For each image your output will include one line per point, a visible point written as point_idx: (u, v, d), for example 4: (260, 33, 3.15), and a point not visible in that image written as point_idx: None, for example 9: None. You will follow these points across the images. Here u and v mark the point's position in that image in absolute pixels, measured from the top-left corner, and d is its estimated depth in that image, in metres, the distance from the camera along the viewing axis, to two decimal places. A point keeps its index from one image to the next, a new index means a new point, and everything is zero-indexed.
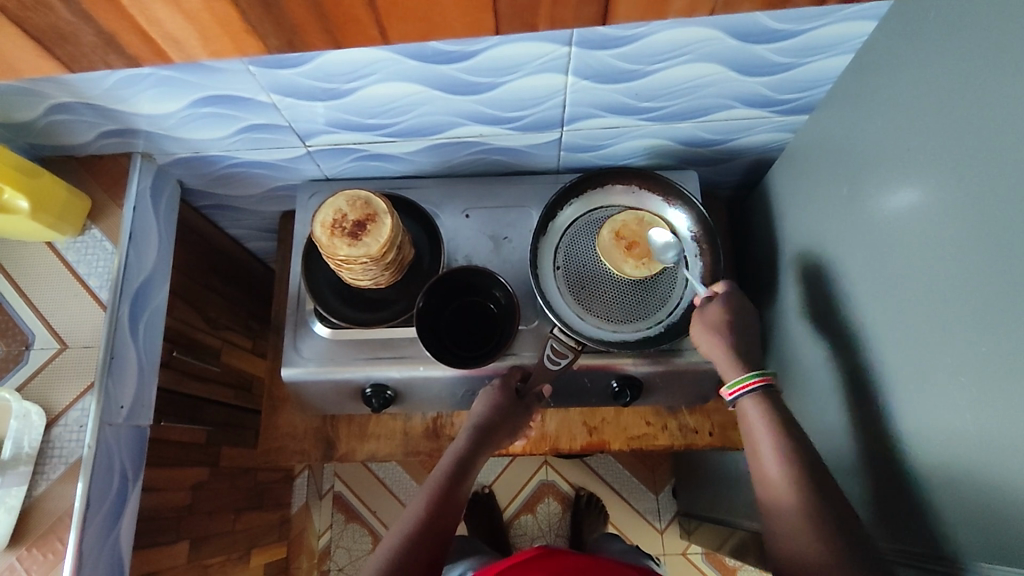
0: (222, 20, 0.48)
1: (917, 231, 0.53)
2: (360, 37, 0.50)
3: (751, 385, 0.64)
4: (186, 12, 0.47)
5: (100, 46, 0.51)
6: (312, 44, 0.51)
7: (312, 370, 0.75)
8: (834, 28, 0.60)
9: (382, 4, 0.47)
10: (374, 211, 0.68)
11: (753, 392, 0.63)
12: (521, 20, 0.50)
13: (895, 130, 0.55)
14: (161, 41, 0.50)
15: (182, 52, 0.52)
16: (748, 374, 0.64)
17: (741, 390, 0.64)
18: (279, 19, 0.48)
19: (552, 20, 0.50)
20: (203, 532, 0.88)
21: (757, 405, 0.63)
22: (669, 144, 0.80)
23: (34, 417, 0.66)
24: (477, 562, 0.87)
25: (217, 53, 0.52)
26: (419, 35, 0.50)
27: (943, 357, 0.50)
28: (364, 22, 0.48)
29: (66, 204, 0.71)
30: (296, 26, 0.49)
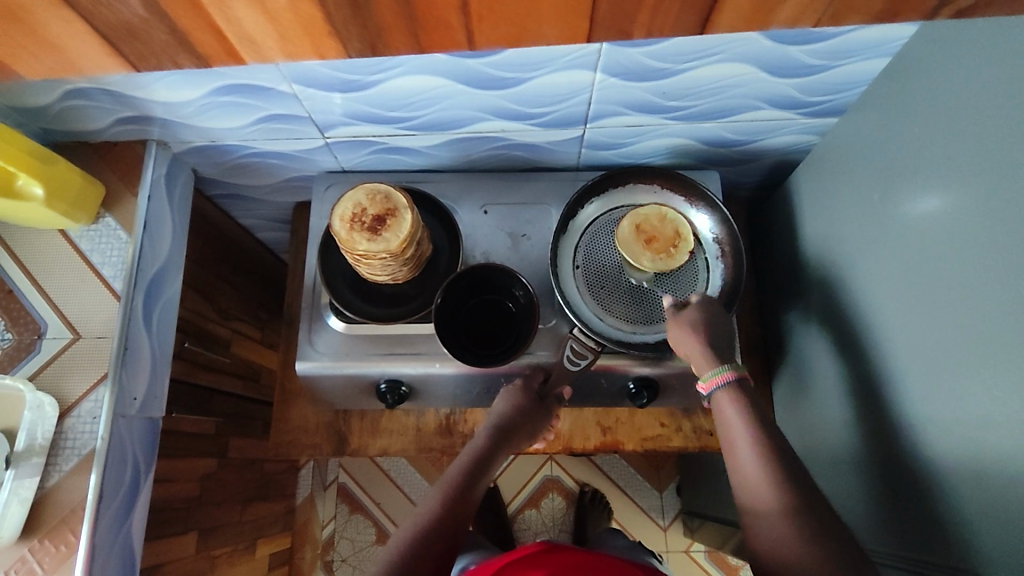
0: (303, 19, 0.45)
1: (944, 242, 0.52)
2: (446, 40, 0.48)
3: (722, 379, 0.64)
4: (268, 12, 0.44)
5: (172, 45, 0.49)
6: (395, 47, 0.49)
7: (326, 364, 0.75)
8: (870, 32, 0.59)
9: (475, 9, 0.44)
10: (394, 206, 0.67)
11: (724, 385, 0.63)
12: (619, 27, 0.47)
13: (928, 138, 0.54)
14: (236, 41, 0.48)
15: (258, 53, 0.49)
16: (719, 369, 0.64)
17: (713, 384, 0.64)
18: (365, 21, 0.45)
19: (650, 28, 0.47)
20: (210, 523, 0.87)
21: (728, 399, 0.63)
22: (692, 143, 0.79)
23: (47, 407, 0.65)
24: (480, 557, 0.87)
25: (292, 54, 0.49)
26: (508, 38, 0.48)
27: (964, 370, 0.49)
28: (453, 28, 0.46)
29: (80, 191, 0.70)
30: (381, 27, 0.46)
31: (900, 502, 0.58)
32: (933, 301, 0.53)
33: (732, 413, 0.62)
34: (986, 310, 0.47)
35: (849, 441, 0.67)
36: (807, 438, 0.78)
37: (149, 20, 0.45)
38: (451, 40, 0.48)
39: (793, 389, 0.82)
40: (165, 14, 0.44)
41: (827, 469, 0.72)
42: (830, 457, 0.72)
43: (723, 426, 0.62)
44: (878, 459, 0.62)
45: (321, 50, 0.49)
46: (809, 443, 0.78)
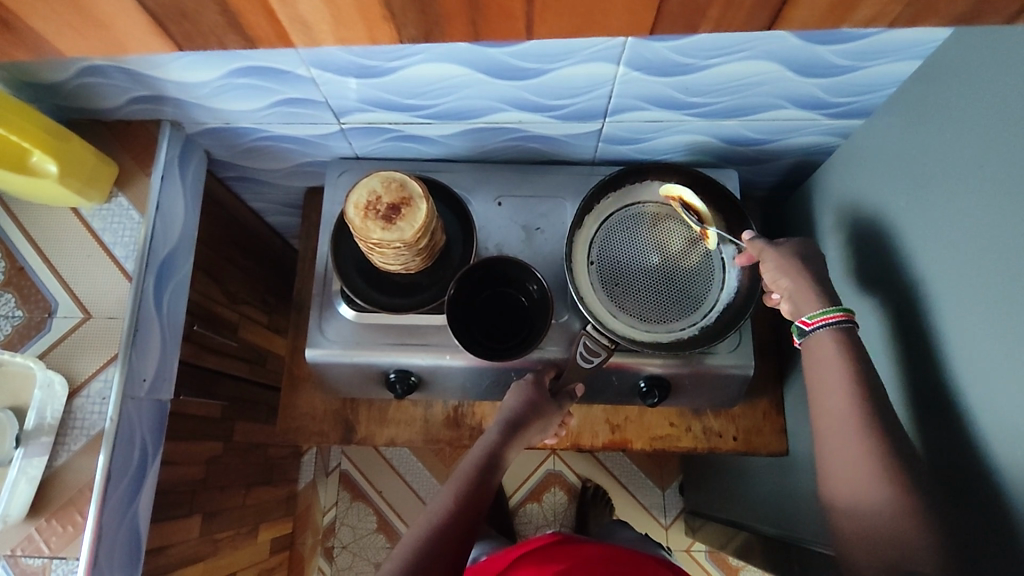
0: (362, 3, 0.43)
1: (973, 249, 0.52)
2: (505, 30, 0.47)
3: (831, 319, 0.61)
4: None
5: (221, 25, 0.46)
6: (451, 36, 0.47)
7: (337, 353, 0.74)
8: (902, 33, 0.58)
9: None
10: (409, 195, 0.66)
11: (832, 325, 0.61)
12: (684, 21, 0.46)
13: (959, 142, 0.53)
14: (286, 23, 0.46)
15: (307, 35, 0.47)
16: (827, 308, 0.62)
17: (821, 321, 0.61)
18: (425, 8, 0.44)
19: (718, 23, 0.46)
20: (214, 507, 0.87)
21: (832, 339, 0.61)
22: (712, 141, 0.78)
23: (57, 386, 0.65)
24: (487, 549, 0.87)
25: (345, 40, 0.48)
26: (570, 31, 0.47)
27: (993, 379, 0.49)
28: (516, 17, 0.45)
29: (94, 170, 0.69)
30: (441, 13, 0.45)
31: None
32: (959, 310, 0.53)
33: (835, 357, 0.60)
34: (1013, 320, 0.47)
35: None
36: None
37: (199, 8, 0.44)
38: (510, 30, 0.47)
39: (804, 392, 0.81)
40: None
41: None
42: None
43: (817, 367, 0.61)
44: None
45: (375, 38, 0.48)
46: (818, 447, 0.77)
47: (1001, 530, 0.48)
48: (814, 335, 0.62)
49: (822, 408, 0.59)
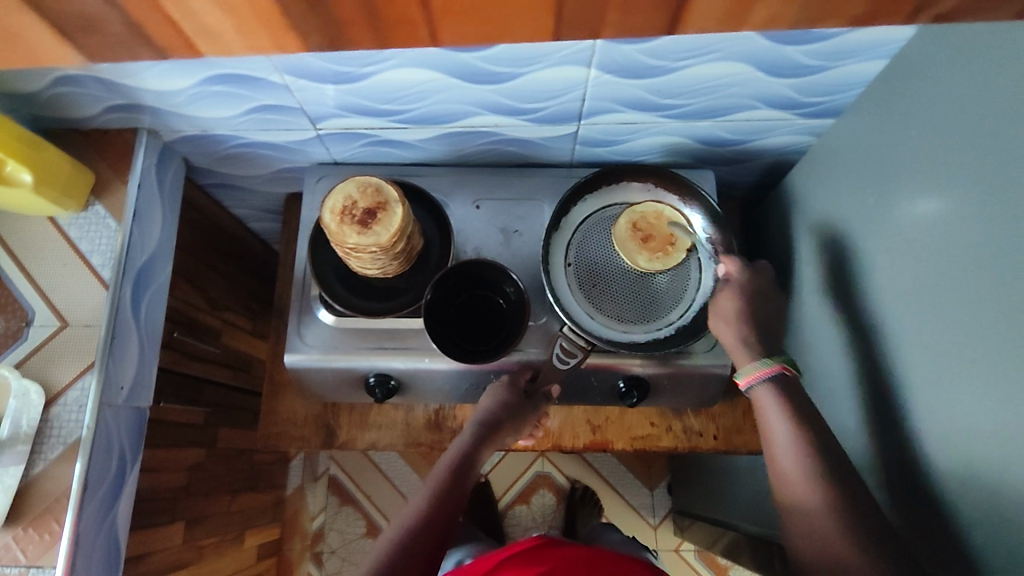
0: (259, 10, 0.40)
1: (937, 246, 0.52)
2: (409, 39, 0.43)
3: (765, 373, 0.63)
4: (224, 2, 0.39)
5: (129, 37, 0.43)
6: (358, 44, 0.44)
7: (315, 358, 0.74)
8: (868, 33, 0.58)
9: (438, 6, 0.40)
10: (385, 199, 0.67)
11: (767, 379, 0.63)
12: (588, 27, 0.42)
13: (925, 141, 0.54)
14: (192, 32, 0.42)
15: (217, 46, 0.44)
16: (760, 362, 0.64)
17: (753, 378, 0.63)
18: (325, 18, 0.41)
19: (620, 30, 0.42)
20: (197, 514, 0.87)
21: (769, 393, 0.62)
22: (687, 142, 0.78)
23: (33, 395, 0.65)
24: (472, 551, 0.87)
25: (255, 47, 0.44)
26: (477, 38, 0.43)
27: (957, 374, 0.49)
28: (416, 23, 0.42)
29: (69, 179, 0.69)
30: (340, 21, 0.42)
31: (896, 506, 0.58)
32: (927, 306, 0.53)
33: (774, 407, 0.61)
34: (976, 317, 0.47)
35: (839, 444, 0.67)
36: None
37: (133, 40, 0.43)
38: (415, 38, 0.43)
39: None
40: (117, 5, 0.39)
41: None
42: None
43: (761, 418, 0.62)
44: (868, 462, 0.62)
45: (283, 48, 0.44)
46: None
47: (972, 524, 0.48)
48: (753, 390, 0.64)
49: (783, 435, 0.59)
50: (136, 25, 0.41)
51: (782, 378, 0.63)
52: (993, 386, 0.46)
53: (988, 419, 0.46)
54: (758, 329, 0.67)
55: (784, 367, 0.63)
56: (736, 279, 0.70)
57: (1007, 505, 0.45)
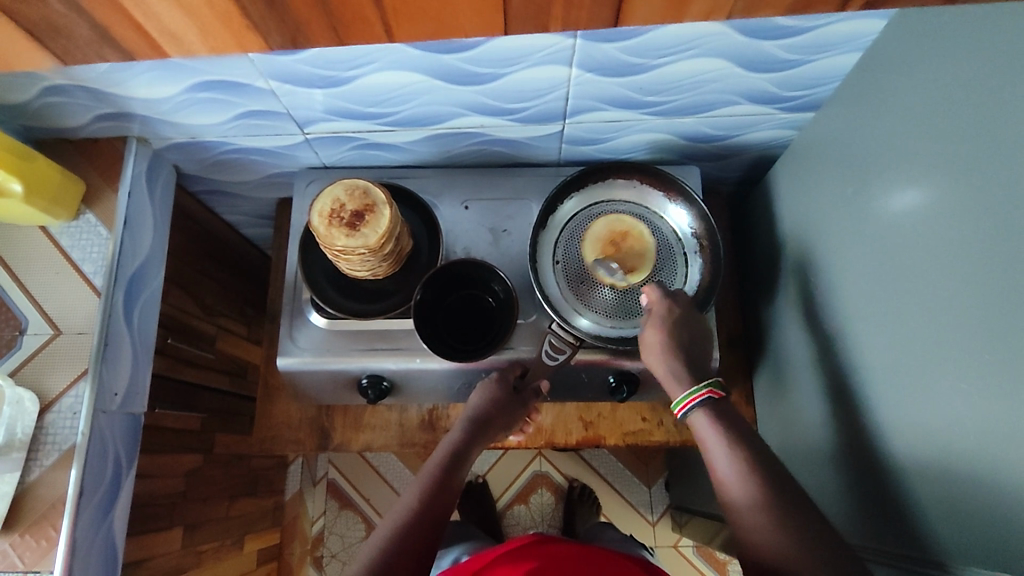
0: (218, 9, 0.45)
1: (915, 236, 0.53)
2: (365, 34, 0.49)
3: (698, 399, 0.64)
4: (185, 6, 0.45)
5: (94, 40, 0.49)
6: (316, 41, 0.49)
7: (307, 360, 0.75)
8: (842, 26, 0.59)
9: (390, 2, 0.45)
10: (373, 201, 0.67)
11: (699, 405, 0.63)
12: (535, 22, 0.48)
13: (900, 132, 0.55)
14: (161, 39, 0.49)
15: (181, 47, 0.50)
16: (692, 389, 0.65)
17: (687, 406, 0.64)
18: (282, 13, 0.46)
19: (566, 22, 0.48)
20: (196, 519, 0.87)
21: (704, 418, 0.63)
22: (671, 138, 0.79)
23: (27, 403, 0.66)
24: (469, 549, 0.86)
25: (216, 47, 0.50)
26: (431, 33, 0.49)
27: (936, 361, 0.50)
28: (372, 21, 0.47)
29: (59, 189, 0.70)
30: (299, 21, 0.47)
31: (880, 493, 0.58)
32: (905, 293, 0.54)
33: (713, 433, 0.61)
34: (952, 303, 0.48)
35: (827, 434, 0.68)
36: (787, 432, 0.79)
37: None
38: (372, 34, 0.49)
39: (772, 383, 0.82)
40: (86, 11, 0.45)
41: (807, 462, 0.73)
42: (809, 449, 0.73)
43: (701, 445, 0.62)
44: (854, 451, 0.63)
45: (244, 44, 0.50)
46: (789, 435, 0.78)
47: (952, 508, 0.49)
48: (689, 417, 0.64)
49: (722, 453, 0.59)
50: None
51: (711, 402, 0.63)
52: (970, 370, 0.46)
53: (965, 403, 0.47)
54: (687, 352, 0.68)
55: (711, 392, 0.64)
56: (658, 309, 0.70)
57: (986, 487, 0.45)
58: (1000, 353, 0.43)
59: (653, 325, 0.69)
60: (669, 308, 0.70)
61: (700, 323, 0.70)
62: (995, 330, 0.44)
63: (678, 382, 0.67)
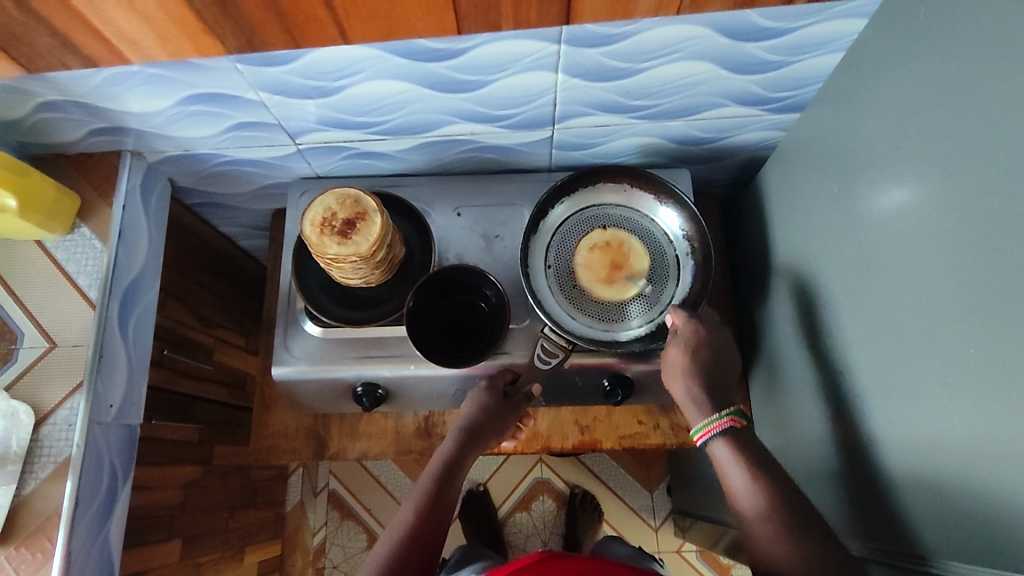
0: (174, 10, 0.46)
1: (900, 232, 0.53)
2: (320, 36, 0.51)
3: (717, 428, 0.63)
4: (140, 12, 0.47)
5: (57, 45, 0.51)
6: (272, 43, 0.51)
7: (302, 369, 0.75)
8: (823, 26, 0.60)
9: (340, 5, 0.47)
10: (363, 210, 0.68)
11: (718, 435, 0.62)
12: (485, 18, 0.50)
13: (885, 129, 0.55)
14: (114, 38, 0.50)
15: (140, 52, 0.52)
16: (710, 418, 0.64)
17: (706, 435, 0.63)
18: (236, 19, 0.48)
19: (516, 20, 0.51)
20: (196, 531, 0.87)
21: (723, 449, 0.62)
22: (661, 142, 0.80)
23: (22, 415, 0.66)
24: (481, 566, 0.82)
25: (174, 44, 0.50)
26: (382, 33, 0.51)
27: (924, 355, 0.50)
28: (325, 23, 0.49)
29: (54, 203, 0.70)
30: (253, 24, 0.49)
31: (871, 493, 0.58)
32: (893, 291, 0.54)
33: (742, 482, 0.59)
34: (937, 299, 0.48)
35: (821, 434, 0.68)
36: (782, 432, 0.78)
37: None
38: (328, 36, 0.51)
39: (767, 384, 0.82)
40: (43, 17, 0.47)
41: (804, 463, 0.73)
42: (804, 450, 0.72)
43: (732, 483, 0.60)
44: (847, 451, 0.62)
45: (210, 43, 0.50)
46: (784, 437, 0.78)
47: (942, 506, 0.48)
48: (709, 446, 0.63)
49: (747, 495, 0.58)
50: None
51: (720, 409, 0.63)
52: (956, 366, 0.46)
53: (952, 400, 0.47)
54: (701, 354, 0.68)
55: (732, 421, 0.63)
56: (685, 333, 0.69)
57: (974, 484, 0.45)
58: (986, 347, 0.43)
59: (678, 345, 0.69)
60: (695, 330, 0.69)
61: (695, 325, 0.69)
62: (982, 326, 0.44)
63: (697, 411, 0.65)
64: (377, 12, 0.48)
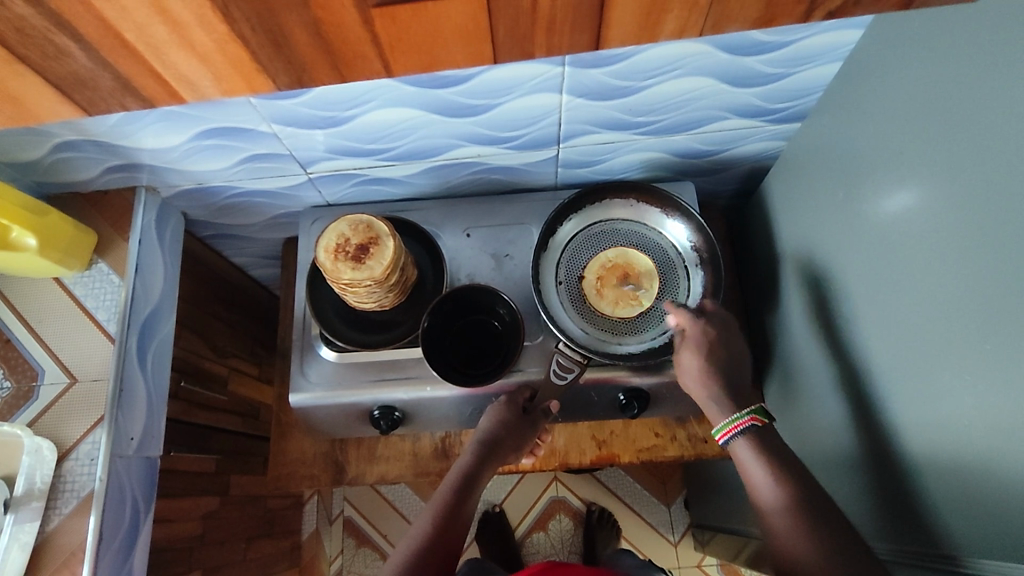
0: (233, 60, 0.44)
1: (907, 234, 0.54)
2: (365, 71, 0.46)
3: (739, 427, 0.64)
4: (200, 56, 0.43)
5: (118, 89, 0.47)
6: (320, 81, 0.46)
7: (319, 395, 0.75)
8: (821, 38, 0.61)
9: (387, 40, 0.43)
10: (376, 234, 0.69)
11: (740, 434, 0.64)
12: (520, 49, 0.45)
13: (886, 136, 0.56)
14: (174, 82, 0.46)
15: (194, 92, 0.47)
16: (735, 416, 0.65)
17: (728, 433, 0.64)
18: (289, 57, 0.44)
19: (549, 48, 0.45)
20: (216, 562, 0.87)
21: (747, 447, 0.63)
22: (664, 156, 0.81)
23: (45, 452, 0.66)
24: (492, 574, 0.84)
25: (229, 92, 0.47)
26: (425, 66, 0.46)
27: (937, 353, 0.51)
28: (370, 57, 0.44)
29: (72, 240, 0.72)
30: (304, 62, 0.44)
31: (892, 494, 0.58)
32: (903, 293, 0.55)
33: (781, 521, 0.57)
34: (947, 298, 0.49)
35: (838, 438, 0.68)
36: (799, 438, 0.79)
37: (120, 92, 0.47)
38: (370, 70, 0.46)
39: (782, 390, 0.83)
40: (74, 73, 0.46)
41: (824, 468, 0.73)
42: (823, 455, 0.72)
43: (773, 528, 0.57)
44: (866, 453, 0.63)
45: (255, 89, 0.47)
46: (802, 444, 0.78)
47: (968, 505, 0.49)
48: (732, 443, 0.64)
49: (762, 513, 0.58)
50: (120, 79, 0.45)
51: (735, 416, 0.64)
52: (971, 364, 0.47)
53: (970, 397, 0.47)
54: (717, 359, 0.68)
55: (754, 420, 0.64)
56: (692, 333, 0.69)
57: (999, 481, 0.45)
58: (1000, 343, 0.44)
59: (689, 350, 0.69)
60: (701, 330, 0.69)
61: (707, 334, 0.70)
62: (994, 322, 0.44)
63: (719, 409, 0.67)
64: (422, 43, 0.44)
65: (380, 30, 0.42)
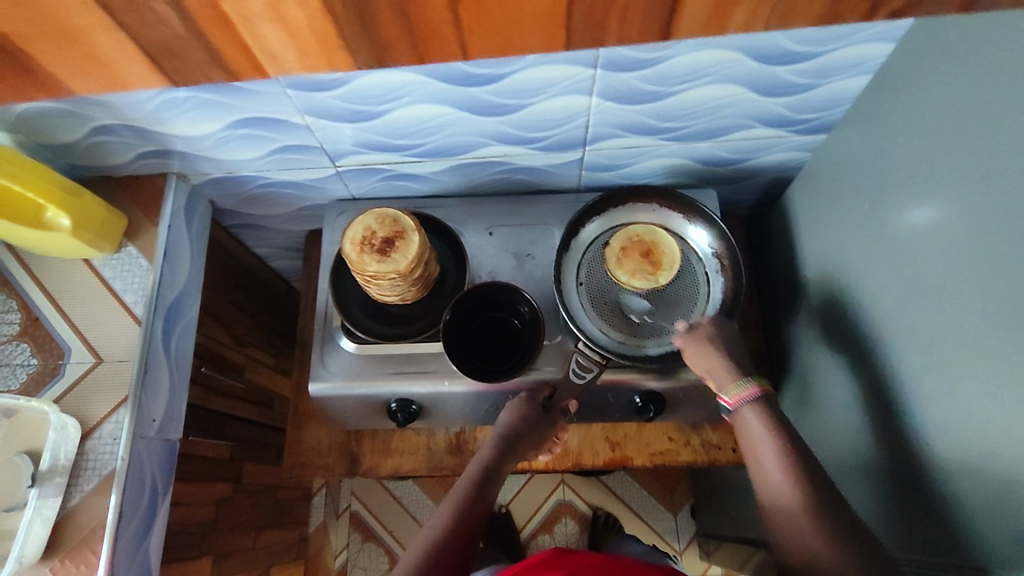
0: (318, 33, 0.45)
1: (932, 246, 0.54)
2: (443, 53, 0.48)
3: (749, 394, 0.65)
4: (289, 27, 0.45)
5: (207, 61, 0.48)
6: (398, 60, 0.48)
7: (338, 385, 0.76)
8: (852, 50, 0.62)
9: (467, 20, 0.44)
10: (402, 228, 0.70)
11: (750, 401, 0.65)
12: (593, 38, 0.47)
13: (913, 149, 0.57)
14: (258, 53, 0.47)
15: (278, 65, 0.49)
16: (743, 383, 0.66)
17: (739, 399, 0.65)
18: (372, 34, 0.45)
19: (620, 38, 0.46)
20: (226, 548, 0.88)
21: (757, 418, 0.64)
22: (688, 163, 0.82)
23: (70, 429, 0.67)
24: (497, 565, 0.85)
25: (309, 68, 0.49)
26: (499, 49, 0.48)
27: (962, 364, 0.51)
28: (449, 38, 0.46)
29: (104, 223, 0.73)
30: (385, 41, 0.46)
31: (913, 505, 0.59)
32: (927, 304, 0.55)
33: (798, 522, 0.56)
34: (973, 309, 0.49)
35: (857, 449, 0.68)
36: (815, 448, 0.79)
37: (200, 66, 0.49)
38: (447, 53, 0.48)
39: (799, 399, 0.83)
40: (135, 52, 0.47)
41: (840, 478, 0.73)
42: (839, 465, 0.73)
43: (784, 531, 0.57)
44: (886, 463, 0.63)
45: (334, 64, 0.48)
46: (818, 454, 0.78)
47: (994, 517, 0.49)
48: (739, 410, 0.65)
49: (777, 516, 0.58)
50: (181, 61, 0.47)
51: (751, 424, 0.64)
52: (998, 375, 0.47)
53: (997, 408, 0.48)
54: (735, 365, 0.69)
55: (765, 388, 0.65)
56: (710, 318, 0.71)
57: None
58: None
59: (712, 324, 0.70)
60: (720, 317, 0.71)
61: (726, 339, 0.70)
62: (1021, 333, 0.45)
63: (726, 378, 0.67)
64: (500, 27, 0.45)
65: (464, 12, 0.43)
